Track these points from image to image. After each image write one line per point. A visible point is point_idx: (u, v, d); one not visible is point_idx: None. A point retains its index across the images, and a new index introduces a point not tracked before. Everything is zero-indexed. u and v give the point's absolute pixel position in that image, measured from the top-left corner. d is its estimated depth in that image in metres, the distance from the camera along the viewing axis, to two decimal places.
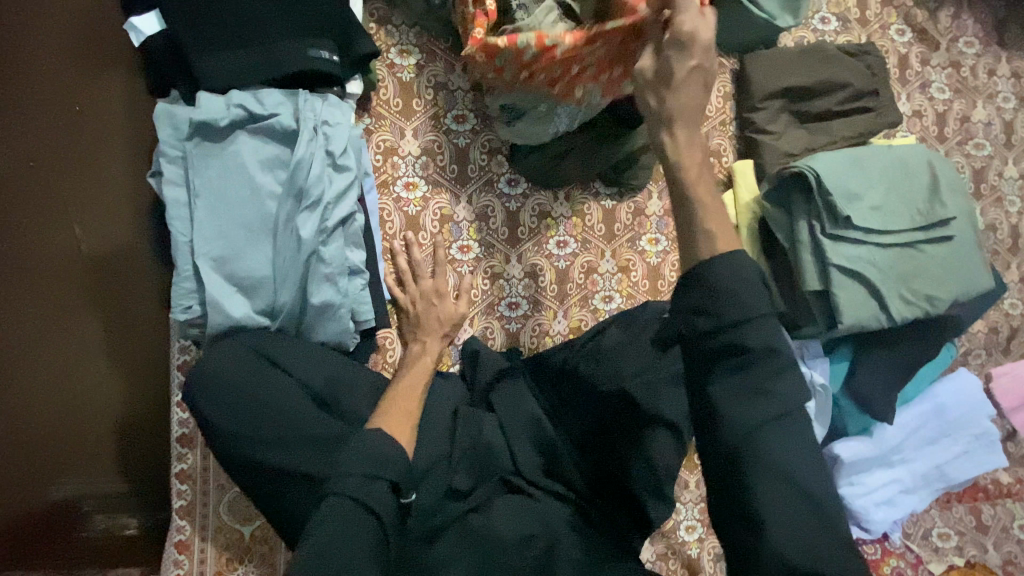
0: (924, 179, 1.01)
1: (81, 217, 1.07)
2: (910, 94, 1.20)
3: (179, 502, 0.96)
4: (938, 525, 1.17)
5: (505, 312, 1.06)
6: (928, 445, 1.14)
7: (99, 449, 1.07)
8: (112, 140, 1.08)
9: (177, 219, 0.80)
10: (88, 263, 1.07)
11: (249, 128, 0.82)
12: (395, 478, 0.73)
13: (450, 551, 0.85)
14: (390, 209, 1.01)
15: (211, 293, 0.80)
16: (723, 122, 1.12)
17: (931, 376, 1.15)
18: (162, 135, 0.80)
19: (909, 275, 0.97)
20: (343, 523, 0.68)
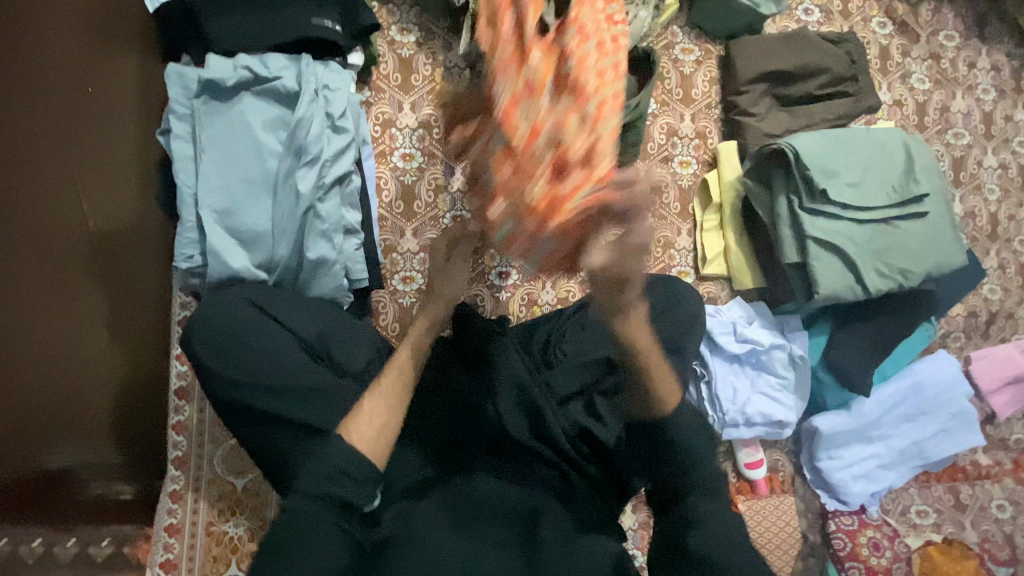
0: (899, 159, 1.07)
1: (97, 181, 0.96)
2: (890, 84, 1.26)
3: (175, 453, 1.00)
4: (917, 503, 1.19)
5: (496, 281, 1.10)
6: (907, 422, 1.17)
7: (85, 426, 0.91)
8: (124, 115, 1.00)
9: (183, 172, 0.85)
10: (93, 236, 0.94)
11: (254, 90, 0.88)
12: (350, 494, 0.68)
13: (433, 511, 0.84)
14: (387, 178, 1.05)
15: (212, 242, 0.84)
16: (708, 106, 1.18)
17: (910, 355, 1.17)
18: (173, 93, 0.85)
19: (883, 249, 1.02)
20: (300, 529, 0.66)
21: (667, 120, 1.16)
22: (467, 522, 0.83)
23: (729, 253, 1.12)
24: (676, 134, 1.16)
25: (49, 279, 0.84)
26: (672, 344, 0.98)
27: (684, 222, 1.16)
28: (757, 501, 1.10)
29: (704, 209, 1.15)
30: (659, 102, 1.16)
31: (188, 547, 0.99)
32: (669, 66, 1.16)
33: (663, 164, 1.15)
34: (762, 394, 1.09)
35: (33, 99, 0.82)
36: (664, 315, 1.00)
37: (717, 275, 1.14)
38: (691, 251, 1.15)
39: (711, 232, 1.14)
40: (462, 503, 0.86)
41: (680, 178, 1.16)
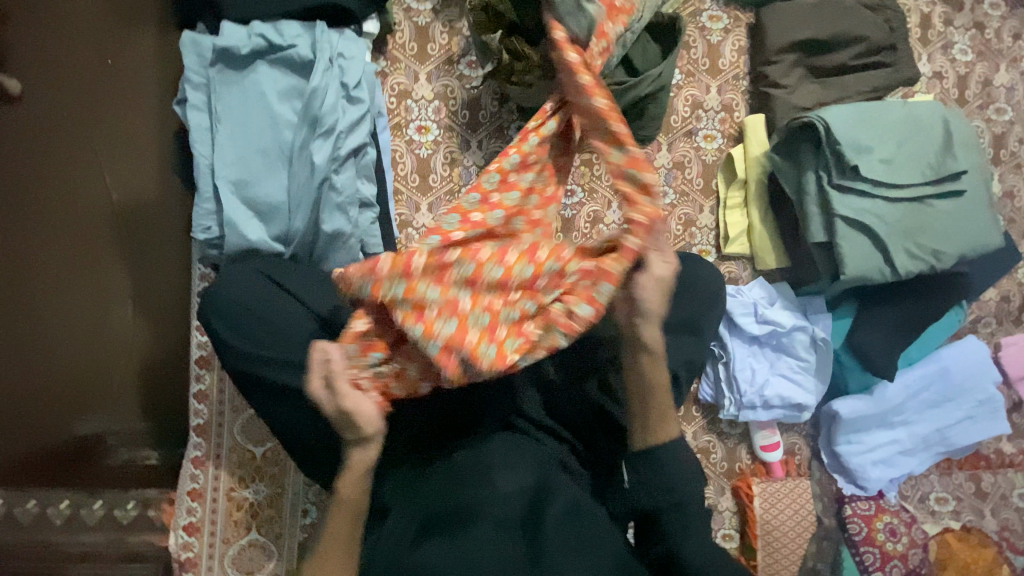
0: (937, 133, 1.02)
1: (112, 159, 1.10)
2: (930, 56, 1.19)
3: (197, 420, 1.02)
4: (936, 490, 1.16)
5: None
6: (931, 408, 1.14)
7: (107, 396, 1.07)
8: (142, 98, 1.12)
9: (199, 143, 0.85)
10: (115, 209, 1.11)
11: (269, 59, 0.86)
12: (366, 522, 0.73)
13: (442, 492, 0.81)
14: (402, 151, 1.04)
15: (229, 214, 0.84)
16: (735, 77, 1.13)
17: (936, 340, 1.14)
18: (188, 62, 0.85)
19: (915, 229, 0.98)
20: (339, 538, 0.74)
21: (692, 92, 1.12)
22: (473, 499, 0.79)
23: (753, 232, 1.09)
24: (701, 107, 1.12)
25: (74, 263, 1.09)
26: (690, 325, 0.97)
27: (707, 198, 1.12)
28: (772, 483, 1.09)
29: (729, 185, 1.12)
30: (684, 73, 1.12)
31: (210, 511, 1.01)
32: (695, 35, 1.12)
33: (686, 138, 1.12)
34: (781, 376, 1.08)
35: (73, 121, 1.08)
36: (680, 295, 0.97)
37: (739, 255, 1.11)
38: (713, 229, 1.12)
39: (734, 209, 1.11)
40: (463, 481, 0.82)
41: (704, 153, 1.12)
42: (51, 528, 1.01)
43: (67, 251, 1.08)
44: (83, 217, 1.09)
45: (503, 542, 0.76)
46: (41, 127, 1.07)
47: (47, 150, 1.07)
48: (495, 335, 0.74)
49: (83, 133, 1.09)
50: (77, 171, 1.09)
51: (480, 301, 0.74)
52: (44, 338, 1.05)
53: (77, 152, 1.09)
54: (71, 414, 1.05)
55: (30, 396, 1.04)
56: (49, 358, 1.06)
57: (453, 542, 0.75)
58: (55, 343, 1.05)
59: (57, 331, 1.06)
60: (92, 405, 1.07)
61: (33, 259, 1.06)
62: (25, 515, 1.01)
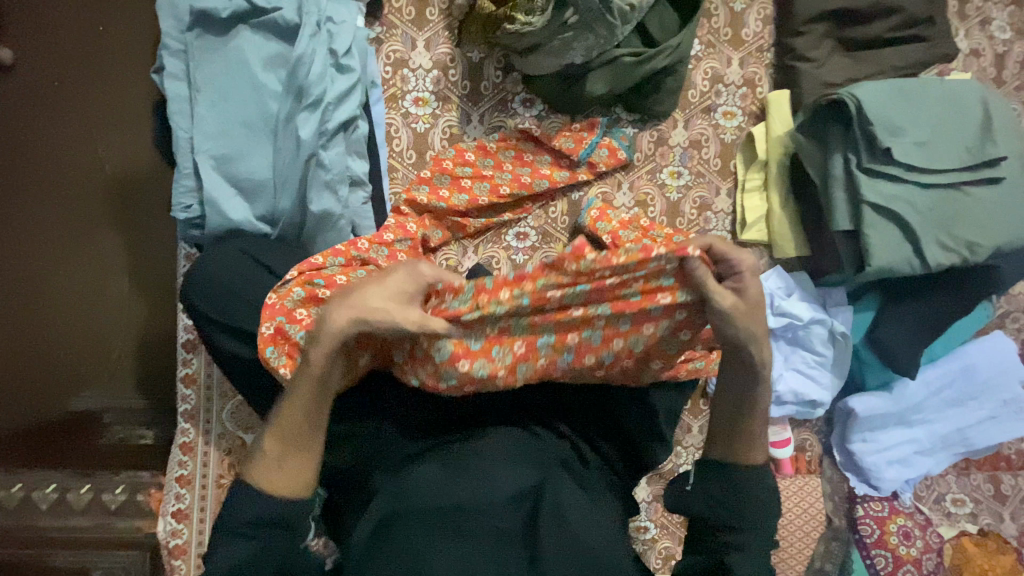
0: (977, 114, 0.94)
1: (103, 133, 1.15)
2: (968, 31, 1.09)
3: (184, 406, 0.98)
4: (953, 492, 1.12)
5: (512, 243, 0.99)
6: (952, 407, 1.08)
7: (108, 370, 1.12)
8: (138, 75, 1.15)
9: (177, 115, 0.79)
10: (106, 182, 1.15)
11: (251, 23, 0.80)
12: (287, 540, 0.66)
13: (440, 486, 0.75)
14: (398, 125, 0.96)
15: (209, 191, 0.78)
16: (759, 49, 1.05)
17: (962, 336, 1.07)
18: (165, 26, 0.79)
19: (949, 219, 0.91)
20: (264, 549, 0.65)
21: (712, 64, 1.03)
22: (472, 497, 0.75)
23: (772, 218, 1.02)
24: (721, 81, 1.04)
25: (69, 243, 1.14)
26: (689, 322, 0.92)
27: (725, 180, 1.05)
28: (781, 481, 1.04)
29: (748, 167, 1.04)
30: (704, 43, 1.03)
31: (199, 497, 0.97)
32: (717, 3, 1.03)
33: (704, 115, 1.04)
34: (795, 371, 1.02)
35: (70, 100, 1.14)
36: None
37: (756, 242, 1.04)
38: (729, 214, 1.05)
39: (753, 193, 1.04)
40: (459, 474, 0.77)
41: (723, 131, 1.04)
42: (37, 513, 0.98)
43: (60, 238, 1.13)
44: (79, 189, 1.14)
45: (501, 554, 0.74)
46: (45, 105, 1.14)
47: (36, 133, 1.13)
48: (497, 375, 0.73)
49: (77, 109, 1.14)
50: (71, 148, 1.14)
51: (511, 348, 0.72)
52: (51, 316, 1.12)
53: (73, 130, 1.14)
54: (70, 393, 1.11)
55: (41, 373, 1.11)
56: (52, 333, 1.12)
57: (455, 549, 0.73)
58: (62, 322, 1.13)
59: (65, 308, 1.13)
60: (92, 383, 1.12)
61: (34, 237, 1.13)
62: (10, 500, 0.97)
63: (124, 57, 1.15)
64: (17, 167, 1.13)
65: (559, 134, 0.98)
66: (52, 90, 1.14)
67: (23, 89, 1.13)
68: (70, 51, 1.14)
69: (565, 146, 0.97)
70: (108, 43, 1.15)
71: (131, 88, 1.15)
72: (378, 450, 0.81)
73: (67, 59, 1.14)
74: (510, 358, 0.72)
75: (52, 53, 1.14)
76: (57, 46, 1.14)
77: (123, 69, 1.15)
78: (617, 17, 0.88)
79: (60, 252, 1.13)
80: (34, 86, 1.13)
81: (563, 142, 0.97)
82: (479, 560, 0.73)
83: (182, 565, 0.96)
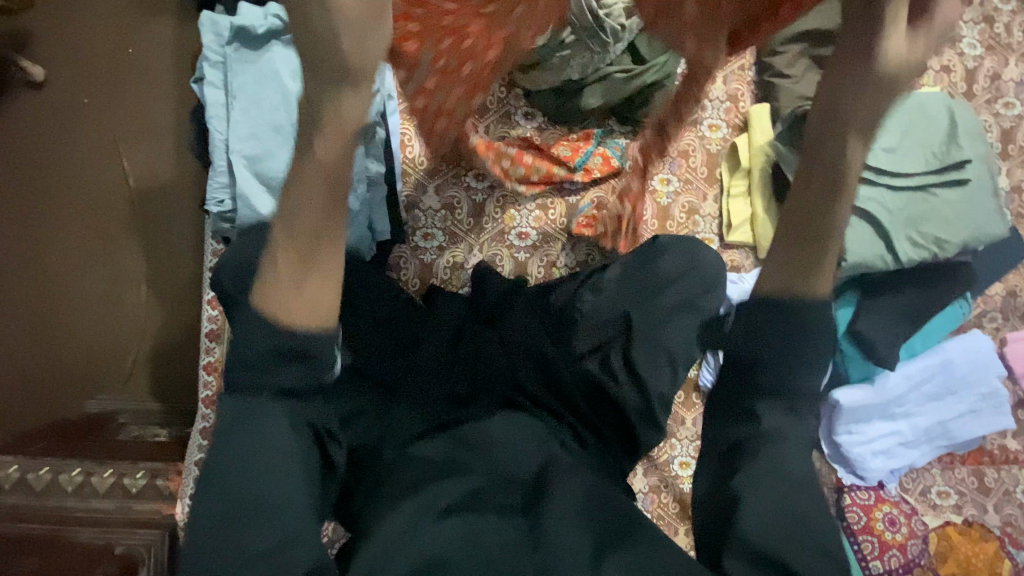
0: (943, 123, 1.02)
1: (133, 144, 1.24)
2: (939, 49, 1.19)
3: (206, 392, 1.04)
4: (938, 484, 1.16)
5: (515, 241, 1.09)
6: (933, 400, 1.14)
7: (120, 374, 1.19)
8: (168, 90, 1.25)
9: (215, 118, 0.88)
10: (137, 188, 1.24)
11: (283, 39, 0.89)
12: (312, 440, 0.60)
13: (447, 462, 0.80)
14: (411, 136, 1.07)
15: (242, 187, 0.86)
16: (741, 67, 1.15)
17: (940, 332, 1.14)
18: (206, 41, 0.89)
19: (918, 218, 0.99)
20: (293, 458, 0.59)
21: None
22: (480, 471, 0.79)
23: (755, 220, 1.10)
24: (707, 97, 1.13)
25: (88, 251, 1.22)
26: (688, 301, 0.98)
27: (711, 187, 1.14)
28: None
29: (732, 174, 1.14)
30: None
31: None
32: None
33: (691, 127, 1.13)
34: None
35: (106, 113, 1.24)
36: (690, 273, 0.99)
37: (742, 243, 1.12)
38: (716, 218, 1.14)
39: (738, 198, 1.12)
40: (464, 449, 0.82)
41: (708, 142, 1.14)
42: (63, 493, 1.01)
43: (88, 242, 1.22)
44: (106, 196, 1.23)
45: (506, 522, 0.74)
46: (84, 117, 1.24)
47: (75, 141, 1.23)
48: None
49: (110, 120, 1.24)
50: (106, 156, 1.24)
51: None
52: (69, 321, 1.19)
53: (107, 139, 1.24)
54: (84, 393, 1.18)
55: (58, 375, 1.18)
56: (64, 334, 1.19)
57: (458, 514, 0.73)
58: (79, 326, 1.20)
59: (84, 310, 1.20)
60: (106, 385, 1.19)
61: (59, 242, 1.21)
62: (37, 481, 1.01)
63: (155, 74, 1.26)
64: (52, 176, 1.22)
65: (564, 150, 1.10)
66: (90, 104, 1.24)
67: (64, 103, 1.24)
68: (109, 68, 1.25)
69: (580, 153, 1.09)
70: (141, 61, 1.26)
71: (159, 101, 1.25)
72: (385, 432, 0.84)
73: (104, 75, 1.25)
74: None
75: (90, 70, 1.25)
76: (96, 64, 1.25)
77: (153, 85, 1.25)
78: (609, 36, 0.94)
79: (82, 261, 1.21)
80: (67, 100, 1.24)
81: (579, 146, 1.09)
82: (489, 533, 0.72)
83: None
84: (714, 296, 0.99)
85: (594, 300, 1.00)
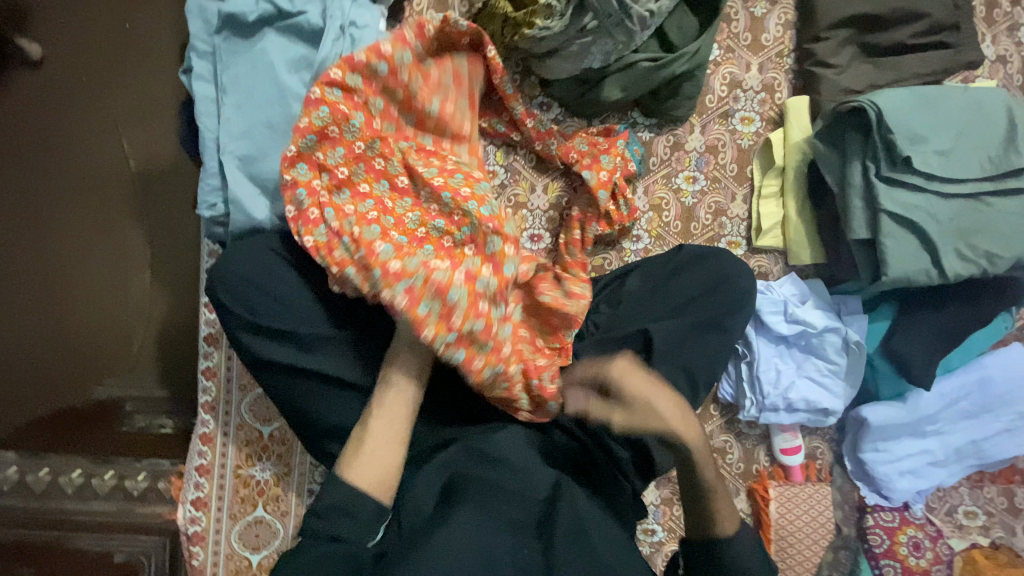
0: (1001, 123, 0.92)
1: (130, 128, 1.18)
2: (995, 37, 1.07)
3: (206, 397, 1.01)
4: (966, 503, 1.11)
5: (526, 245, 1.01)
6: (967, 419, 1.07)
7: (124, 363, 1.15)
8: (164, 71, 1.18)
9: (205, 115, 0.82)
10: (134, 176, 1.18)
11: (278, 26, 0.83)
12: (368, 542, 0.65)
13: (461, 477, 0.74)
14: None
15: (235, 191, 0.80)
16: (779, 54, 1.04)
17: (978, 347, 1.05)
18: (194, 28, 0.82)
19: (968, 229, 0.90)
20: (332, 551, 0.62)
21: (731, 69, 1.03)
22: (496, 485, 0.73)
23: (788, 224, 1.03)
24: (740, 86, 1.04)
25: (87, 237, 1.17)
26: (710, 320, 0.88)
27: (741, 186, 1.05)
28: (791, 488, 1.04)
29: (765, 173, 1.04)
30: (723, 48, 1.03)
31: (217, 487, 1.00)
32: (738, 7, 1.03)
33: (721, 120, 1.04)
34: (807, 378, 1.02)
35: (98, 97, 1.18)
36: (710, 290, 0.90)
37: (772, 248, 1.04)
38: (745, 220, 1.05)
39: (770, 199, 1.04)
40: (483, 465, 0.76)
41: (740, 136, 1.04)
42: (64, 496, 1.02)
43: (89, 231, 1.17)
44: (103, 184, 1.18)
45: (519, 542, 0.68)
46: (76, 100, 1.17)
47: (68, 127, 1.17)
48: (410, 195, 0.80)
49: (104, 103, 1.18)
50: (100, 142, 1.18)
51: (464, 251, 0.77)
52: (73, 310, 1.16)
53: (103, 124, 1.18)
54: (89, 380, 1.14)
55: (60, 364, 1.14)
56: (66, 323, 1.15)
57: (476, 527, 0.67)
58: (84, 315, 1.16)
59: (86, 298, 1.16)
60: (111, 371, 1.15)
61: (56, 231, 1.16)
62: (37, 483, 1.03)
63: (149, 55, 1.18)
64: (45, 163, 1.17)
65: (599, 155, 0.97)
66: (84, 86, 1.17)
67: (55, 83, 1.17)
68: (100, 47, 1.18)
69: (601, 148, 0.98)
70: (135, 38, 1.18)
71: (154, 82, 1.18)
72: None
73: (96, 55, 1.18)
74: (390, 222, 0.77)
75: (81, 49, 1.17)
76: (87, 43, 1.18)
77: (149, 64, 1.18)
78: (636, 23, 0.88)
79: (83, 248, 1.17)
80: (62, 79, 1.17)
81: (602, 147, 0.98)
82: (501, 550, 0.66)
83: (201, 551, 1.00)
84: (744, 313, 0.90)
85: (610, 313, 0.92)
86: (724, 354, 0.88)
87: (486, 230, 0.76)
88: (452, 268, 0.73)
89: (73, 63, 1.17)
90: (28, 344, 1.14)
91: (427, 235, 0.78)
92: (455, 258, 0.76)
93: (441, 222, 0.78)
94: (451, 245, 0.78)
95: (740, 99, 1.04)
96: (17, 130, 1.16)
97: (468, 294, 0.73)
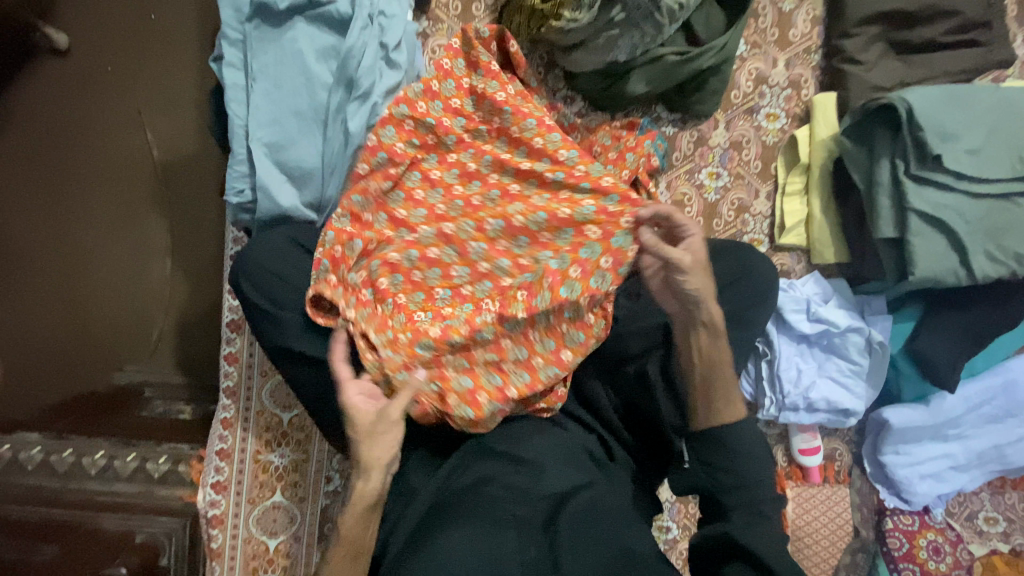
0: None
1: (155, 116, 1.20)
2: None
3: (227, 382, 1.02)
4: (986, 509, 1.09)
5: None
6: (991, 424, 1.05)
7: (144, 350, 1.17)
8: (189, 61, 1.20)
9: (234, 102, 0.82)
10: (158, 164, 1.20)
11: (307, 15, 0.84)
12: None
13: (477, 475, 0.74)
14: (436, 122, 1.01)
15: (262, 177, 0.80)
16: (807, 50, 1.03)
17: (1004, 350, 1.04)
18: (225, 16, 0.82)
19: (999, 229, 0.88)
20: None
21: (757, 65, 1.03)
22: (510, 484, 0.73)
23: (812, 222, 1.02)
24: (766, 82, 1.03)
25: (113, 224, 1.19)
26: (733, 314, 0.88)
27: (764, 183, 1.04)
28: (808, 489, 1.03)
29: (789, 170, 1.03)
30: (749, 43, 1.02)
31: (237, 471, 1.01)
32: (765, 2, 1.02)
33: (746, 116, 1.03)
34: (828, 378, 1.01)
35: (124, 85, 1.19)
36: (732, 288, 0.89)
37: (795, 246, 1.03)
38: (768, 217, 1.05)
39: (793, 197, 1.03)
40: (503, 463, 0.75)
41: (765, 133, 1.03)
42: (86, 477, 1.02)
43: (114, 218, 1.19)
44: (127, 172, 1.20)
45: (524, 542, 0.69)
46: (102, 87, 1.19)
47: (92, 114, 1.19)
48: (477, 222, 0.79)
49: (130, 92, 1.19)
50: (125, 129, 1.19)
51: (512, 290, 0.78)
52: (97, 295, 1.18)
53: (128, 113, 1.20)
54: (112, 363, 1.16)
55: (84, 348, 1.16)
56: (90, 307, 1.17)
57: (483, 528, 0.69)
58: (109, 299, 1.18)
59: (109, 283, 1.18)
60: (132, 356, 1.17)
61: (82, 219, 1.18)
62: (60, 463, 1.02)
63: (175, 45, 1.20)
64: (71, 150, 1.18)
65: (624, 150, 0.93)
66: (110, 75, 1.19)
67: (82, 72, 1.19)
68: (127, 37, 1.19)
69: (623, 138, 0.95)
70: (160, 29, 1.20)
71: (179, 72, 1.20)
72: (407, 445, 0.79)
73: (123, 45, 1.19)
74: (452, 253, 0.79)
75: (108, 37, 1.19)
76: (115, 32, 1.19)
77: (175, 54, 1.20)
78: (665, 16, 0.87)
79: (108, 235, 1.19)
80: (89, 68, 1.19)
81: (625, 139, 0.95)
82: (507, 550, 0.68)
83: (219, 534, 1.00)
84: (764, 310, 0.89)
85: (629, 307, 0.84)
86: (744, 349, 0.87)
87: (545, 282, 0.77)
88: (496, 315, 0.77)
89: (100, 51, 1.19)
90: (53, 327, 1.16)
91: (487, 269, 0.79)
92: (505, 301, 0.77)
93: (504, 261, 0.79)
94: (506, 286, 0.78)
95: (765, 96, 1.03)
96: (41, 119, 1.18)
97: (494, 333, 0.76)
